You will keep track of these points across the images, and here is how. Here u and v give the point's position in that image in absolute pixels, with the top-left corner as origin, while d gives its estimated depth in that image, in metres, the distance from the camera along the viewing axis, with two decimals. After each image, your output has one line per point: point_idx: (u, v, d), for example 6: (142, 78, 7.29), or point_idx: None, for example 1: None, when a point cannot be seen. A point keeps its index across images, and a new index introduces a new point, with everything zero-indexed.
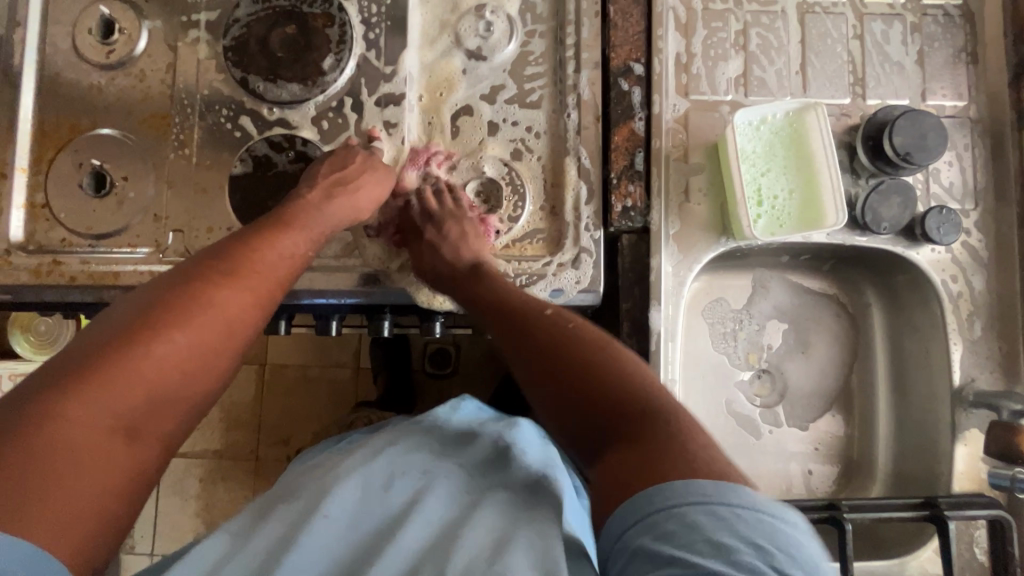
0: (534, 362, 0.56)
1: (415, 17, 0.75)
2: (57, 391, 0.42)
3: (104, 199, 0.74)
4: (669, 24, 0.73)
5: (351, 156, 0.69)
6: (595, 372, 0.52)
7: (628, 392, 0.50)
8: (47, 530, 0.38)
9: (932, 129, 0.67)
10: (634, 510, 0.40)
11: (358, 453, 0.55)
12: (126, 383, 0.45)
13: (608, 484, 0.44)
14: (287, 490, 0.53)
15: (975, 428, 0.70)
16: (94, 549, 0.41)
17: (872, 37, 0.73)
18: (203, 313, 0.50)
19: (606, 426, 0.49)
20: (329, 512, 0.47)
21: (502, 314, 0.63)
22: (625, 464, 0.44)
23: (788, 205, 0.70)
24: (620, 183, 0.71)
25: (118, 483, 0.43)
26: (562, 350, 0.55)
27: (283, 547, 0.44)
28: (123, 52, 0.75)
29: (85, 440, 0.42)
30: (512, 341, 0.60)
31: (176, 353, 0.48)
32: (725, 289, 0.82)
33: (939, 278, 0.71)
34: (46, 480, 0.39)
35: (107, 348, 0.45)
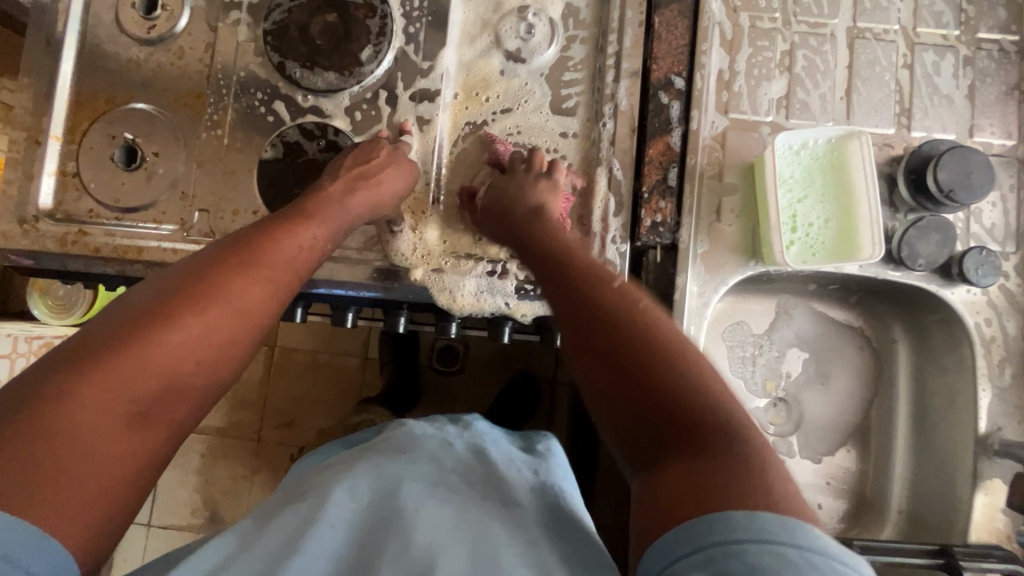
0: (589, 336, 0.49)
1: (456, 15, 0.74)
2: (71, 374, 0.42)
3: (133, 173, 0.74)
4: (713, 40, 0.72)
5: (375, 150, 0.68)
6: (672, 362, 0.45)
7: (700, 389, 0.43)
8: (56, 513, 0.38)
9: (978, 167, 0.65)
10: (685, 542, 0.36)
11: (370, 457, 0.55)
12: (141, 369, 0.44)
13: (656, 502, 0.40)
14: (296, 492, 0.53)
15: (997, 478, 0.68)
16: (95, 534, 0.40)
17: (922, 68, 0.72)
18: (219, 300, 0.50)
19: (667, 416, 0.43)
20: (336, 522, 0.47)
21: (563, 279, 0.55)
22: (682, 477, 0.40)
23: (823, 233, 0.68)
24: (651, 198, 0.70)
25: (124, 469, 0.43)
26: (635, 333, 0.47)
27: (290, 547, 0.44)
28: (165, 28, 0.75)
29: (95, 424, 0.41)
30: (568, 308, 0.52)
31: (191, 342, 0.47)
32: (747, 313, 0.81)
33: (972, 320, 0.69)
34: (58, 464, 0.39)
35: (123, 334, 0.45)
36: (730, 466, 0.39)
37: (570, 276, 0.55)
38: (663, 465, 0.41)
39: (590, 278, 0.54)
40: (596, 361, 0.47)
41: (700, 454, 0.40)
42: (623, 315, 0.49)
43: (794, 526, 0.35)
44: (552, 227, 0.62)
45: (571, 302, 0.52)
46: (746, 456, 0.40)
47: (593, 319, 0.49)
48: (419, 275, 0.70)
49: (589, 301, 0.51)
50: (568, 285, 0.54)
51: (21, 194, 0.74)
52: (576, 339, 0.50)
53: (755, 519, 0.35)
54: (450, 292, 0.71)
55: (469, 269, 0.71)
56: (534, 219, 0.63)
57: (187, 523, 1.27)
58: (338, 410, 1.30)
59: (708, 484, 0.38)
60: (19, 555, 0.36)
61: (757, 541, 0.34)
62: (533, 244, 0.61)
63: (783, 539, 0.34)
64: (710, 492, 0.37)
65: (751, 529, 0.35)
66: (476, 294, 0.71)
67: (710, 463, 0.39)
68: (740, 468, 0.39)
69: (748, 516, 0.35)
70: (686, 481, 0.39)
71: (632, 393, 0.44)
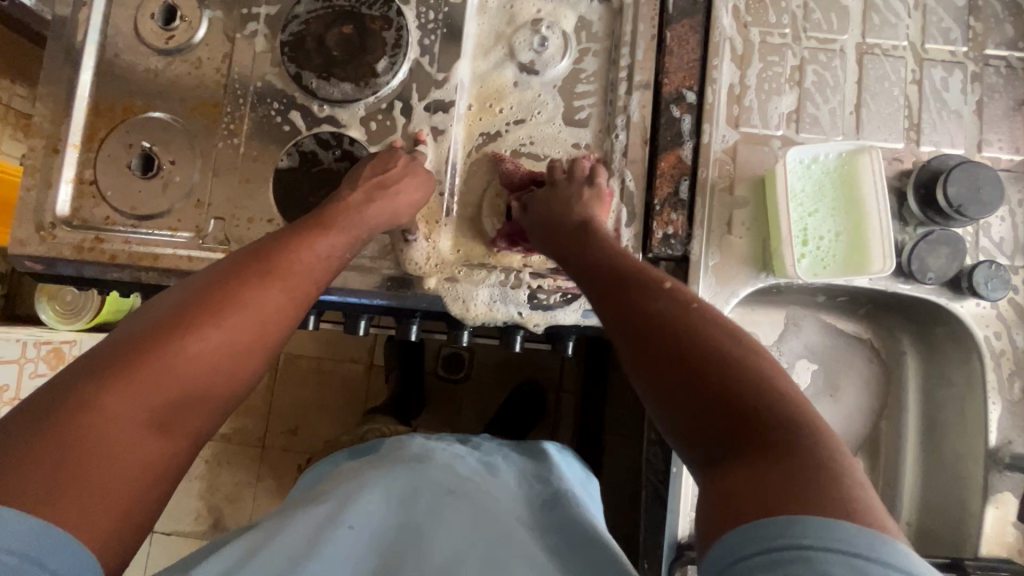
0: (650, 347, 0.47)
1: (470, 28, 0.75)
2: (94, 381, 0.43)
3: (150, 181, 0.75)
4: (724, 54, 0.73)
5: (393, 160, 0.69)
6: (741, 366, 0.43)
7: (774, 391, 0.42)
8: (80, 515, 0.39)
9: (987, 182, 0.66)
10: (731, 549, 0.36)
11: (386, 467, 0.56)
12: (162, 378, 0.45)
13: (731, 506, 0.38)
14: (310, 498, 0.54)
15: (1007, 491, 0.68)
16: (118, 540, 0.41)
17: (930, 84, 0.72)
18: (239, 309, 0.50)
19: (744, 423, 0.41)
20: (354, 525, 0.48)
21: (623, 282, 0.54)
22: (760, 481, 0.38)
23: (834, 246, 0.69)
24: (663, 210, 0.71)
25: (145, 476, 0.43)
26: (699, 338, 0.45)
27: (304, 551, 0.45)
28: (183, 39, 0.77)
29: (120, 431, 0.42)
30: (630, 308, 0.51)
31: (208, 352, 0.48)
32: (756, 324, 0.81)
33: (982, 333, 0.69)
34: (80, 469, 0.40)
35: (146, 342, 0.46)
36: (809, 466, 0.38)
37: (628, 280, 0.53)
38: (739, 471, 0.40)
39: (641, 284, 0.52)
40: (660, 371, 0.45)
41: (776, 454, 0.39)
42: (685, 317, 0.48)
43: (860, 537, 0.33)
44: (597, 237, 0.61)
45: (634, 304, 0.51)
46: (821, 455, 0.39)
47: (655, 323, 0.48)
48: (432, 284, 0.71)
49: (652, 303, 0.50)
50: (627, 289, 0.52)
51: (38, 201, 0.75)
52: (638, 348, 0.48)
53: (802, 527, 0.34)
54: (462, 301, 0.71)
55: (482, 278, 0.71)
56: (583, 232, 0.62)
57: (191, 529, 1.27)
58: (344, 416, 1.30)
59: (790, 489, 0.36)
60: (42, 554, 0.36)
61: (801, 549, 0.33)
62: (579, 253, 0.60)
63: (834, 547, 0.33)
64: (792, 497, 0.36)
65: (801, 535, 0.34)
66: (488, 303, 0.71)
67: (789, 466, 0.38)
68: (815, 467, 0.38)
69: (792, 522, 0.34)
70: (760, 481, 0.38)
71: (705, 402, 0.42)
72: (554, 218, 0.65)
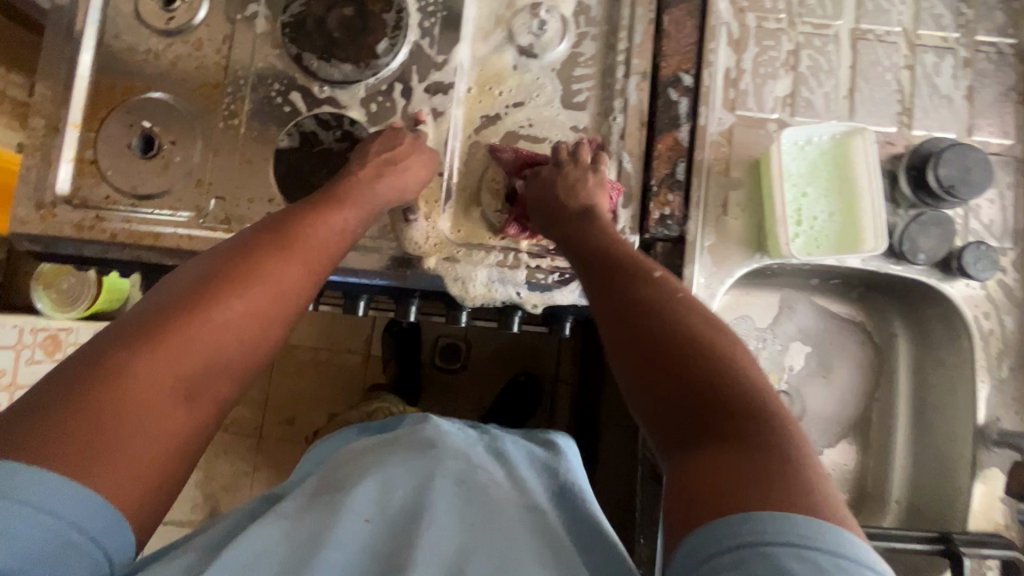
0: (629, 327, 0.52)
1: (470, 11, 0.76)
2: (121, 351, 0.44)
3: (151, 160, 0.75)
4: (721, 39, 0.74)
5: (399, 138, 0.70)
6: (706, 350, 0.47)
7: (740, 379, 0.45)
8: (112, 482, 0.40)
9: (977, 163, 0.67)
10: (705, 545, 0.37)
11: (398, 452, 0.56)
12: (188, 349, 0.46)
13: (690, 491, 0.41)
14: (331, 479, 0.54)
15: (995, 468, 0.69)
16: (148, 506, 0.42)
17: (922, 69, 0.74)
18: (259, 282, 0.51)
19: (709, 405, 0.44)
20: (370, 515, 0.49)
21: (618, 275, 0.57)
22: (719, 461, 0.41)
23: (827, 227, 0.70)
24: (660, 191, 0.72)
25: (174, 445, 0.44)
26: (679, 322, 0.50)
27: (318, 539, 0.45)
28: (184, 20, 0.77)
29: (147, 397, 0.43)
30: (609, 297, 0.56)
31: (232, 322, 0.48)
32: (751, 306, 0.82)
33: (970, 314, 0.71)
34: (109, 436, 0.40)
35: (172, 312, 0.47)
36: (761, 450, 0.41)
37: (614, 273, 0.58)
38: (692, 451, 0.43)
39: (633, 272, 0.57)
40: (634, 349, 0.50)
41: (737, 442, 0.42)
42: (667, 305, 0.52)
43: (805, 526, 0.36)
44: (597, 226, 0.65)
45: (624, 298, 0.54)
46: (782, 446, 0.41)
47: (637, 306, 0.53)
48: (432, 264, 0.72)
49: (643, 297, 0.53)
50: (611, 280, 0.57)
51: (39, 181, 0.75)
52: (618, 329, 0.53)
53: (775, 522, 0.36)
54: (462, 282, 0.72)
55: (481, 259, 0.72)
56: (585, 219, 0.66)
57: (188, 518, 1.27)
58: (341, 404, 1.30)
59: (745, 472, 0.40)
60: (81, 519, 0.38)
61: (780, 544, 0.35)
62: (575, 244, 0.64)
63: (822, 545, 0.35)
64: (750, 478, 0.39)
65: (799, 535, 0.36)
66: (487, 284, 0.72)
67: (742, 451, 0.41)
68: (772, 455, 0.40)
69: (766, 519, 0.36)
70: (720, 468, 0.41)
71: (671, 380, 0.46)
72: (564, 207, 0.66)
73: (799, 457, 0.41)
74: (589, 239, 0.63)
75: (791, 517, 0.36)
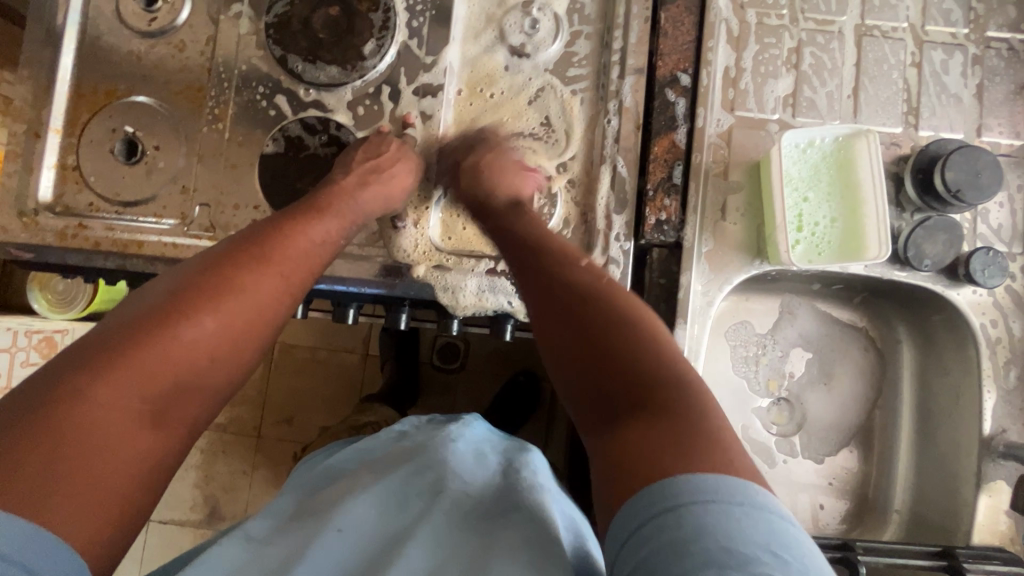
0: (554, 317, 0.53)
1: (460, 10, 0.73)
2: (85, 370, 0.42)
3: (134, 167, 0.74)
4: (720, 36, 0.71)
5: (384, 144, 0.68)
6: (624, 331, 0.49)
7: (659, 357, 0.47)
8: (70, 513, 0.38)
9: (987, 166, 0.65)
10: (632, 517, 0.37)
11: (378, 469, 0.55)
12: (157, 367, 0.44)
13: (613, 464, 0.42)
14: (310, 506, 0.53)
15: (1001, 480, 0.68)
16: (108, 537, 0.40)
17: (930, 67, 0.71)
18: (234, 295, 0.50)
19: (631, 383, 0.45)
20: (343, 526, 0.48)
21: (536, 263, 0.58)
22: (643, 436, 0.42)
23: (829, 233, 0.68)
24: (656, 196, 0.70)
25: (138, 472, 0.42)
26: (598, 305, 0.51)
27: (294, 557, 0.44)
28: (166, 20, 0.75)
29: (113, 420, 0.41)
30: (534, 285, 0.56)
31: (206, 339, 0.47)
32: (751, 312, 0.80)
33: (978, 322, 0.69)
34: (70, 464, 0.39)
35: (140, 328, 0.45)
36: (675, 421, 0.42)
37: (543, 260, 0.58)
38: (617, 427, 0.44)
39: (560, 258, 0.58)
40: (560, 337, 0.51)
41: (644, 412, 0.43)
42: (590, 290, 0.53)
43: (725, 485, 0.37)
44: (527, 217, 0.65)
45: (536, 284, 0.56)
46: (685, 409, 0.43)
47: (562, 294, 0.53)
48: (421, 272, 0.70)
49: (554, 283, 0.55)
50: (536, 268, 0.58)
51: (20, 187, 0.73)
52: (543, 318, 0.54)
53: (693, 483, 0.37)
54: (452, 291, 0.70)
55: (471, 267, 0.70)
56: (515, 208, 0.66)
57: (186, 518, 1.27)
58: (338, 405, 1.29)
59: (660, 440, 0.41)
60: (35, 560, 0.35)
61: (695, 502, 0.36)
62: (509, 229, 0.64)
63: (740, 500, 0.36)
64: (664, 449, 0.40)
65: (715, 492, 0.36)
66: (477, 293, 0.70)
67: (660, 424, 0.42)
68: (690, 425, 0.41)
69: (686, 483, 0.37)
70: (636, 440, 0.42)
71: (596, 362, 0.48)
72: (484, 196, 0.67)
73: (714, 425, 0.42)
74: (520, 224, 0.64)
75: (701, 479, 0.37)
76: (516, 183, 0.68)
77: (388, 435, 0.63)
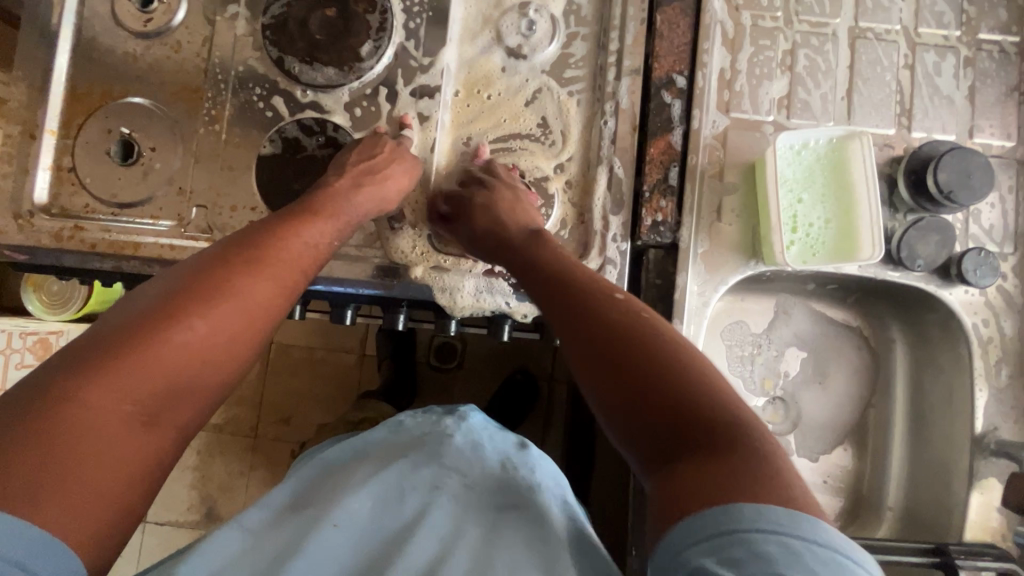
0: (591, 353, 0.50)
1: (457, 11, 0.74)
2: (77, 373, 0.42)
3: (130, 168, 0.73)
4: (715, 38, 0.72)
5: (380, 146, 0.68)
6: (669, 367, 0.46)
7: (712, 394, 0.44)
8: (63, 514, 0.38)
9: (978, 168, 0.65)
10: (698, 529, 0.38)
11: (370, 463, 0.55)
12: (151, 370, 0.44)
13: (666, 503, 0.41)
14: (304, 497, 0.52)
15: (993, 478, 0.68)
16: (103, 537, 0.40)
17: (923, 68, 0.72)
18: (228, 300, 0.49)
19: (684, 423, 0.43)
20: (339, 521, 0.47)
21: (570, 296, 0.56)
22: (700, 476, 0.40)
23: (824, 234, 0.68)
24: (652, 197, 0.70)
25: (131, 472, 0.43)
26: (638, 340, 0.49)
27: (289, 553, 0.44)
28: (162, 21, 0.75)
29: (106, 423, 0.42)
30: (569, 320, 0.54)
31: (199, 343, 0.47)
32: (746, 312, 0.81)
33: (970, 321, 0.69)
34: (63, 467, 0.39)
35: (131, 331, 0.45)
36: (734, 462, 0.40)
37: (576, 292, 0.56)
38: (671, 468, 0.42)
39: (595, 289, 0.56)
40: (600, 374, 0.49)
41: (710, 448, 0.42)
42: (630, 324, 0.51)
43: (794, 521, 0.36)
44: (552, 249, 0.63)
45: (572, 319, 0.54)
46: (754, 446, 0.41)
47: (600, 329, 0.51)
48: (419, 273, 0.70)
49: (590, 318, 0.53)
50: (570, 301, 0.55)
51: (16, 188, 0.73)
52: (581, 355, 0.51)
53: (763, 513, 0.37)
54: (450, 292, 0.70)
55: (468, 268, 0.71)
56: (536, 240, 0.65)
57: (183, 519, 1.27)
58: (335, 406, 1.29)
59: (719, 483, 0.39)
60: (28, 559, 0.36)
61: (772, 532, 0.36)
62: (537, 261, 0.62)
63: (812, 538, 0.36)
64: (725, 491, 0.38)
65: (794, 527, 0.36)
66: (475, 294, 0.70)
67: (719, 465, 0.40)
68: (750, 465, 0.40)
69: (759, 510, 0.37)
70: (693, 482, 0.40)
71: (643, 400, 0.46)
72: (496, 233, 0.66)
73: (773, 465, 0.40)
74: (548, 256, 0.62)
75: (767, 519, 0.37)
76: (521, 215, 0.67)
77: (383, 427, 0.61)
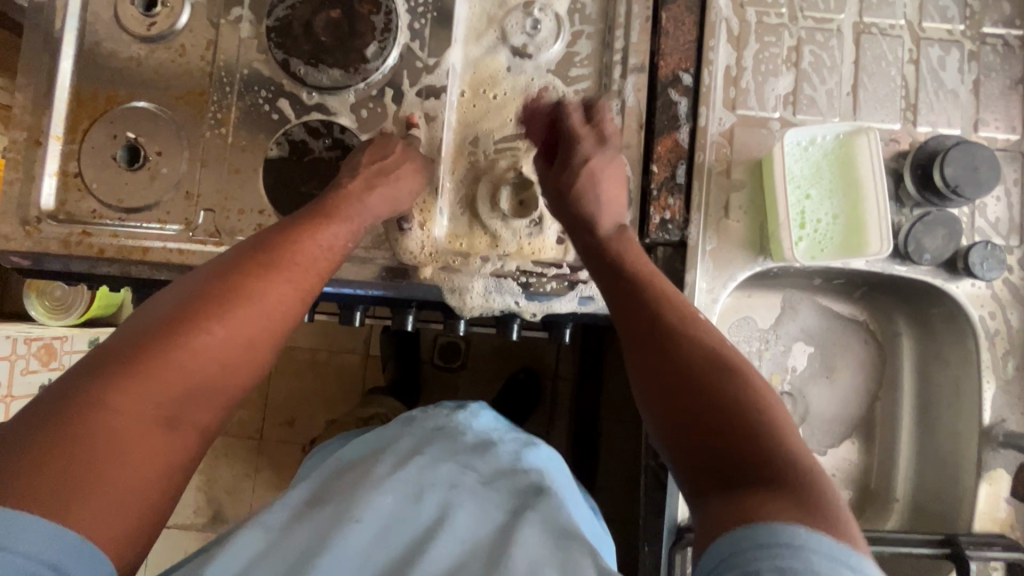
0: (668, 374, 0.51)
1: (461, 12, 0.74)
2: (101, 377, 0.42)
3: (137, 172, 0.73)
4: (721, 35, 0.72)
5: (389, 146, 0.69)
6: (747, 405, 0.46)
7: (782, 433, 0.45)
8: (87, 514, 0.38)
9: (984, 162, 0.66)
10: (752, 536, 0.38)
11: (387, 461, 0.55)
12: (173, 375, 0.45)
13: (723, 523, 0.41)
14: (321, 495, 0.53)
15: (1000, 469, 0.69)
16: (128, 540, 0.40)
17: (928, 63, 0.72)
18: (249, 307, 0.50)
19: (752, 453, 0.44)
20: (362, 518, 0.47)
21: (649, 315, 0.56)
22: (760, 502, 0.41)
23: (832, 230, 0.69)
24: (660, 195, 0.70)
25: (154, 475, 0.42)
26: (717, 370, 0.49)
27: (316, 550, 0.44)
28: (166, 25, 0.74)
29: (131, 426, 0.42)
30: (644, 340, 0.54)
31: (215, 348, 0.47)
32: (753, 308, 0.81)
33: (977, 314, 0.70)
34: (85, 467, 0.39)
35: (153, 335, 0.45)
36: (797, 497, 0.41)
37: (652, 312, 0.56)
38: (733, 494, 0.43)
39: (672, 313, 0.56)
40: (676, 396, 0.49)
41: (771, 486, 0.42)
42: (709, 354, 0.51)
43: (840, 550, 0.37)
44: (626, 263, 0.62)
45: (648, 338, 0.54)
46: (819, 496, 0.41)
47: (680, 355, 0.51)
48: (429, 274, 0.70)
49: (668, 341, 0.53)
50: (646, 320, 0.56)
51: (22, 195, 0.73)
52: (654, 375, 0.52)
53: (813, 539, 0.38)
54: (459, 292, 0.70)
55: (478, 268, 0.71)
56: (620, 237, 0.65)
57: (191, 521, 1.27)
58: (341, 406, 1.29)
59: (780, 510, 0.40)
60: (62, 559, 0.36)
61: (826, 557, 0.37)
62: (608, 275, 0.62)
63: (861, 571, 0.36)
64: (789, 517, 0.39)
65: (844, 557, 0.37)
66: (484, 294, 0.71)
67: (784, 497, 0.41)
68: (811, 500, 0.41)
69: (811, 535, 0.38)
70: (758, 508, 0.41)
71: (717, 427, 0.46)
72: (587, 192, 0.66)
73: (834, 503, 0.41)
74: (615, 271, 0.62)
75: (824, 543, 0.37)
76: (606, 187, 0.68)
77: (398, 424, 0.64)
